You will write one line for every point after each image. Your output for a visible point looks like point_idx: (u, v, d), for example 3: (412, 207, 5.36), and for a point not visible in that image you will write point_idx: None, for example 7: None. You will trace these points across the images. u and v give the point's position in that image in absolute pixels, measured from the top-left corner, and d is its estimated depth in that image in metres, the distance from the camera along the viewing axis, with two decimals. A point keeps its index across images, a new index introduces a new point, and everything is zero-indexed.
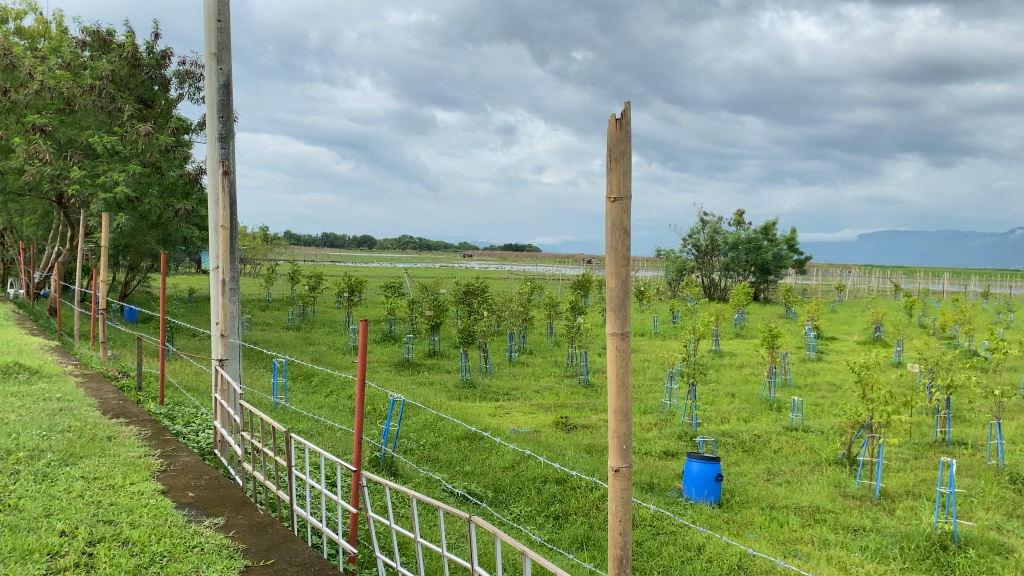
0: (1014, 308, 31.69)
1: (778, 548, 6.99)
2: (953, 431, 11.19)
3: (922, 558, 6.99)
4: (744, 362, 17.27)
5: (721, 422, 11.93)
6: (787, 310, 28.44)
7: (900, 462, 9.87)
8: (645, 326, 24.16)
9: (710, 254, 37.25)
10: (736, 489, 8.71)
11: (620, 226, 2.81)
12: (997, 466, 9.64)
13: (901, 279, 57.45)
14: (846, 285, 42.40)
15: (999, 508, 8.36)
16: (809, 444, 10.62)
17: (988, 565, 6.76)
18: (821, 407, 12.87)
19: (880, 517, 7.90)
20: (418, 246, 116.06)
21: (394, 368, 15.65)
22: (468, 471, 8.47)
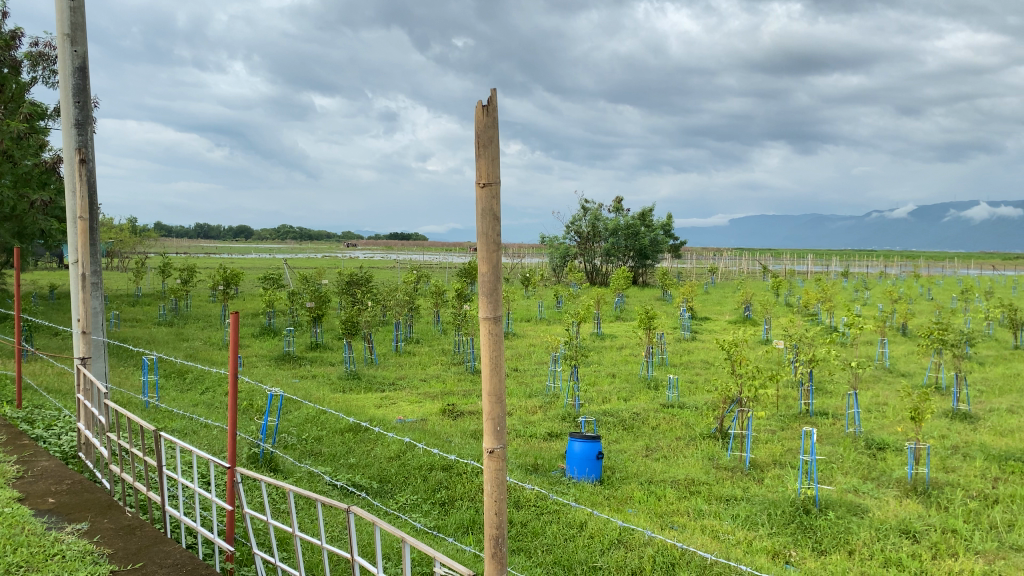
0: (870, 285, 33.92)
1: (656, 521, 7.26)
2: (816, 403, 11.91)
3: (787, 522, 7.42)
4: (625, 344, 17.78)
5: (602, 402, 12.25)
6: (665, 292, 29.44)
7: (768, 433, 10.44)
8: (530, 312, 24.44)
9: (591, 240, 37.94)
10: (617, 466, 8.98)
11: (490, 211, 2.85)
12: (855, 433, 10.33)
13: (769, 261, 60.50)
14: (719, 268, 44.27)
15: (856, 472, 8.97)
16: (684, 420, 11.07)
17: (845, 526, 7.27)
18: (696, 384, 13.42)
19: (751, 487, 8.33)
20: (298, 237, 112.91)
21: (274, 361, 15.24)
22: (352, 463, 8.36)
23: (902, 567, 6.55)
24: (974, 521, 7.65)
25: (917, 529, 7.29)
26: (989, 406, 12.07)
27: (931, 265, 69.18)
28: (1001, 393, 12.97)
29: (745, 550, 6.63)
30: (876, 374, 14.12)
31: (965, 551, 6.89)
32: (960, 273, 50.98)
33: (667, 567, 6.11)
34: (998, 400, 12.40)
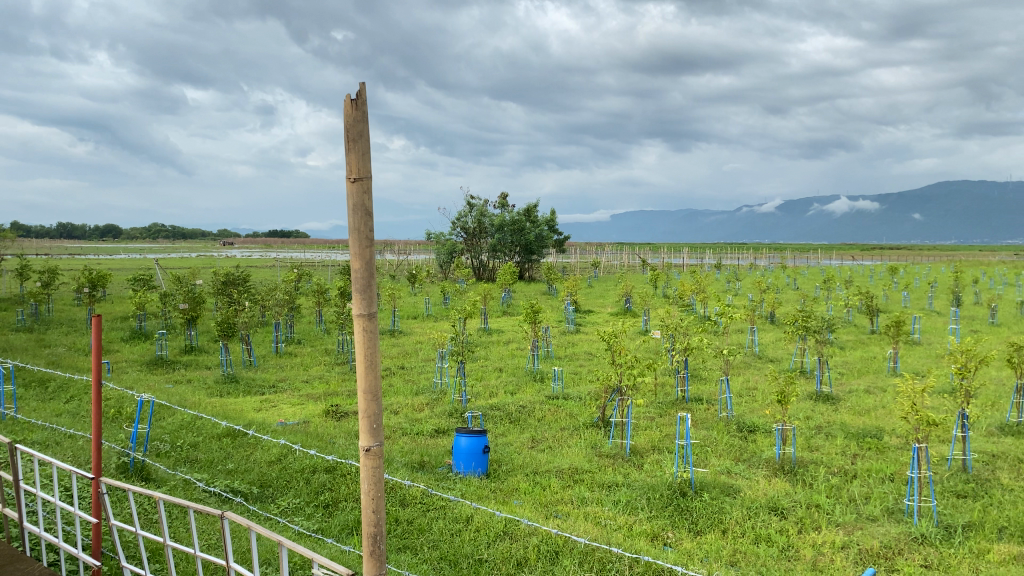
0: (742, 277, 35.56)
1: (541, 510, 7.39)
2: (692, 389, 12.39)
3: (665, 504, 7.70)
4: (511, 338, 17.97)
5: (489, 396, 12.35)
6: (549, 287, 29.90)
7: (648, 420, 10.79)
8: (416, 309, 24.29)
9: (477, 236, 37.86)
10: (502, 459, 9.07)
11: (362, 207, 2.81)
12: (728, 418, 10.82)
13: (648, 254, 62.45)
14: (602, 263, 45.37)
15: (729, 454, 9.41)
16: (569, 410, 11.30)
17: (718, 506, 7.62)
18: (579, 375, 13.73)
19: (631, 472, 8.60)
20: (170, 235, 108.04)
21: (145, 367, 14.55)
22: (231, 469, 8.10)
23: (771, 542, 6.93)
24: (835, 495, 8.18)
25: (785, 505, 7.73)
26: (848, 387, 12.92)
27: (796, 257, 73.08)
28: (858, 375, 13.90)
29: (626, 534, 6.84)
30: (747, 360, 14.84)
31: (827, 524, 7.36)
32: (823, 264, 54.11)
33: (551, 555, 6.22)
34: (856, 382, 13.29)
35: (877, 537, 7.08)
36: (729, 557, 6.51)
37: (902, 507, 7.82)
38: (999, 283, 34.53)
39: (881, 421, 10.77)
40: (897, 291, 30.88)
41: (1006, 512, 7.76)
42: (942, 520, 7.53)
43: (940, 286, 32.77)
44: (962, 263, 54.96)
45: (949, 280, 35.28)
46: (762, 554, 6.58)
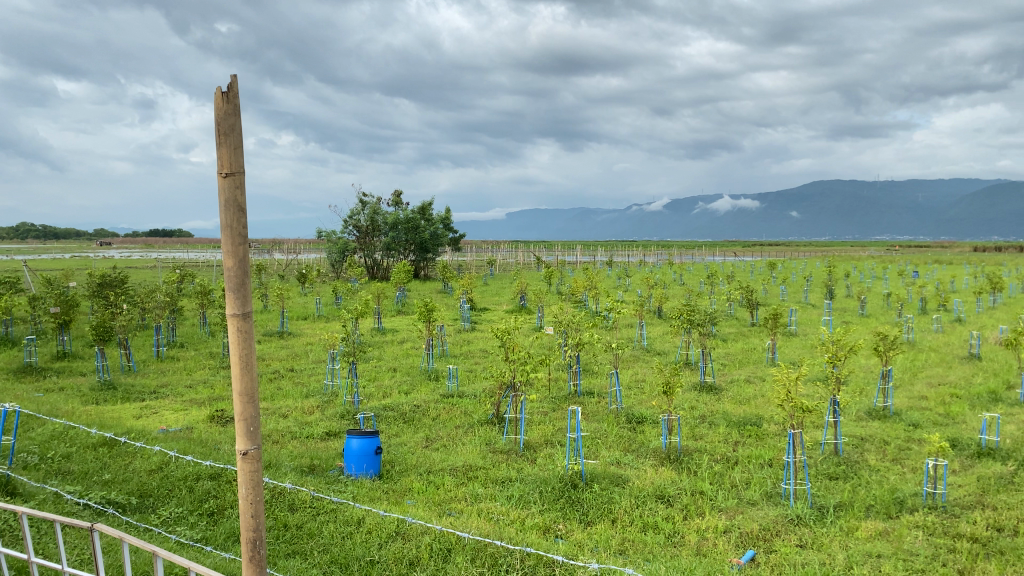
0: (632, 272, 36.51)
1: (434, 509, 7.37)
2: (584, 383, 12.62)
3: (557, 497, 7.82)
4: (405, 337, 17.82)
5: (382, 396, 12.22)
6: (444, 285, 29.82)
7: (541, 415, 10.93)
8: (307, 309, 23.76)
9: (371, 234, 37.23)
10: (395, 459, 8.98)
11: (234, 202, 2.74)
12: (617, 410, 11.08)
13: (541, 252, 63.27)
14: (497, 260, 45.65)
15: (619, 446, 9.63)
16: (463, 408, 11.31)
17: (608, 497, 7.80)
18: (474, 373, 13.77)
19: (524, 467, 8.69)
20: (41, 236, 101.84)
21: (12, 375, 13.66)
22: (107, 479, 7.71)
23: (658, 529, 7.15)
24: (718, 481, 8.50)
25: (671, 493, 7.99)
26: (730, 378, 13.45)
27: (683, 253, 75.58)
28: (740, 365, 14.50)
29: (518, 529, 6.91)
30: (636, 354, 15.23)
31: (710, 509, 7.64)
32: (707, 260, 56.16)
33: (443, 553, 6.21)
34: (737, 372, 13.86)
35: (756, 520, 7.40)
36: (618, 546, 6.67)
37: (779, 491, 8.21)
38: (867, 276, 36.76)
39: (760, 409, 11.28)
40: (775, 285, 32.41)
41: (872, 491, 8.27)
42: (816, 501, 7.94)
43: (814, 280, 34.59)
44: (835, 259, 58.27)
45: (823, 275, 37.27)
46: (650, 542, 6.77)
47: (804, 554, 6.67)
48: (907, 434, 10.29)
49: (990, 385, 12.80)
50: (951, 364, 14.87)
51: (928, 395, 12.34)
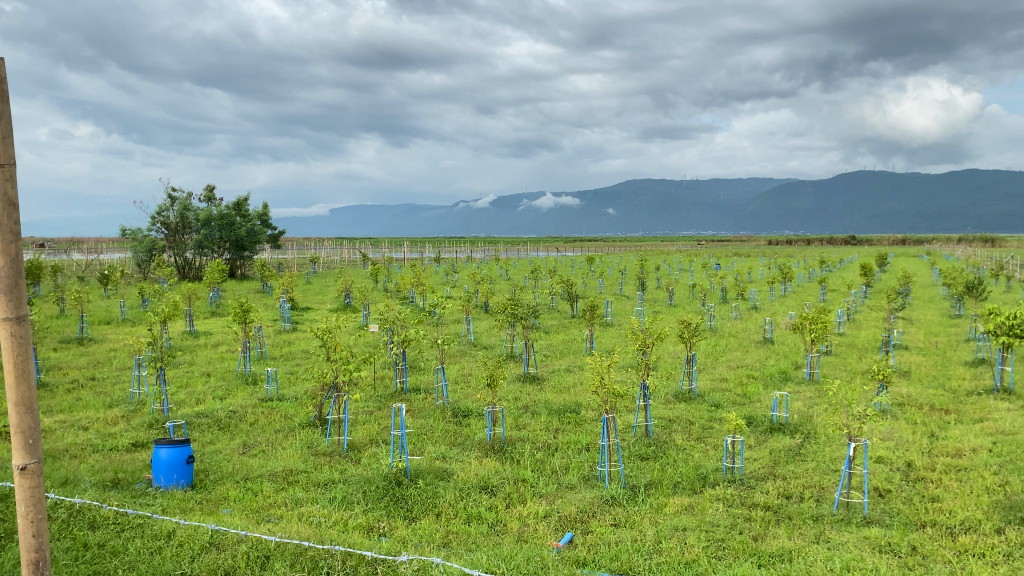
0: (458, 268, 36.85)
1: (252, 517, 7.12)
2: (409, 380, 12.59)
3: (381, 496, 7.76)
4: (221, 340, 17.01)
5: (195, 403, 11.60)
6: (264, 284, 28.73)
7: (365, 414, 10.81)
8: (110, 313, 22.11)
9: (181, 232, 35.14)
10: (210, 468, 8.57)
11: (4, 198, 2.56)
12: (443, 405, 11.15)
13: (366, 249, 62.29)
14: (320, 258, 44.59)
15: (443, 440, 9.71)
16: (283, 412, 10.97)
17: (432, 492, 7.85)
18: (295, 375, 13.37)
19: (347, 468, 8.56)
20: None
21: None
22: None
23: (482, 519, 7.28)
24: (539, 468, 8.78)
25: (494, 483, 8.17)
26: (552, 368, 13.91)
27: (507, 249, 77.16)
28: (561, 356, 15.01)
29: (340, 530, 6.81)
30: (461, 348, 15.39)
31: (531, 496, 7.88)
32: (529, 255, 57.67)
33: (261, 561, 6.03)
34: (559, 362, 14.36)
35: (575, 503, 7.71)
36: (442, 539, 6.74)
37: (595, 473, 8.60)
38: (676, 269, 39.18)
39: (578, 397, 11.75)
40: (594, 278, 33.80)
41: (680, 469, 8.85)
42: (629, 481, 8.39)
43: (629, 273, 36.43)
44: (649, 252, 61.53)
45: (638, 268, 39.33)
46: (472, 533, 6.89)
47: (618, 532, 7.03)
48: (710, 414, 11.10)
49: (781, 366, 14.05)
50: (748, 347, 16.17)
51: (728, 377, 13.36)
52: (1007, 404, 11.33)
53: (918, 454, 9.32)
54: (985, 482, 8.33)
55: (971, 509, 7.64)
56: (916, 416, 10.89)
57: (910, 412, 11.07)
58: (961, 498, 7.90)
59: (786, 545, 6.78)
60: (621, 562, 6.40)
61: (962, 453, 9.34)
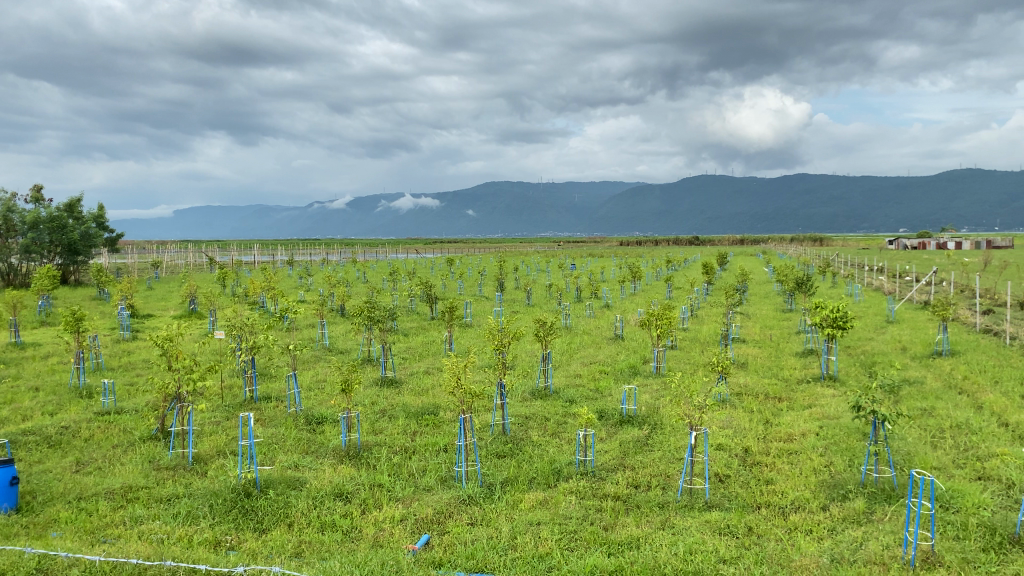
0: (313, 272, 36.01)
1: (86, 538, 6.68)
2: (260, 388, 12.17)
3: (229, 509, 7.47)
4: (51, 352, 15.82)
5: (21, 420, 10.73)
6: (100, 291, 26.92)
7: (212, 425, 10.36)
8: None
9: (5, 236, 32.25)
10: (37, 489, 7.96)
11: None
12: (296, 413, 10.86)
13: (214, 253, 59.62)
14: (163, 262, 42.30)
15: (296, 449, 9.46)
16: (121, 426, 10.34)
17: (284, 502, 7.63)
18: (135, 386, 12.63)
19: (193, 482, 8.18)
20: None
21: None
22: None
23: (336, 527, 7.16)
24: (396, 472, 8.72)
25: (349, 490, 8.04)
26: (410, 370, 13.84)
27: (364, 250, 76.08)
28: (419, 358, 14.97)
29: (183, 547, 6.51)
30: (316, 354, 15.04)
31: (387, 501, 7.82)
32: (387, 257, 57.18)
33: None
34: (417, 364, 14.31)
35: (431, 505, 7.72)
36: (293, 550, 6.57)
37: (452, 474, 8.63)
38: (533, 270, 39.94)
39: (436, 399, 11.78)
40: (452, 279, 33.94)
41: (534, 464, 9.03)
42: (486, 480, 8.48)
43: (488, 274, 36.81)
44: (505, 254, 62.30)
45: (496, 269, 39.84)
46: (326, 541, 6.76)
47: (474, 531, 7.09)
48: (564, 410, 11.40)
49: (630, 361, 14.61)
50: (601, 344, 16.72)
51: (582, 373, 13.76)
52: (832, 390, 12.29)
53: (755, 440, 9.95)
54: (812, 463, 9.01)
55: (801, 489, 8.24)
56: (752, 405, 11.61)
57: (747, 401, 11.78)
58: (792, 480, 8.50)
59: (634, 533, 7.07)
60: (476, 560, 6.46)
61: (793, 437, 10.05)
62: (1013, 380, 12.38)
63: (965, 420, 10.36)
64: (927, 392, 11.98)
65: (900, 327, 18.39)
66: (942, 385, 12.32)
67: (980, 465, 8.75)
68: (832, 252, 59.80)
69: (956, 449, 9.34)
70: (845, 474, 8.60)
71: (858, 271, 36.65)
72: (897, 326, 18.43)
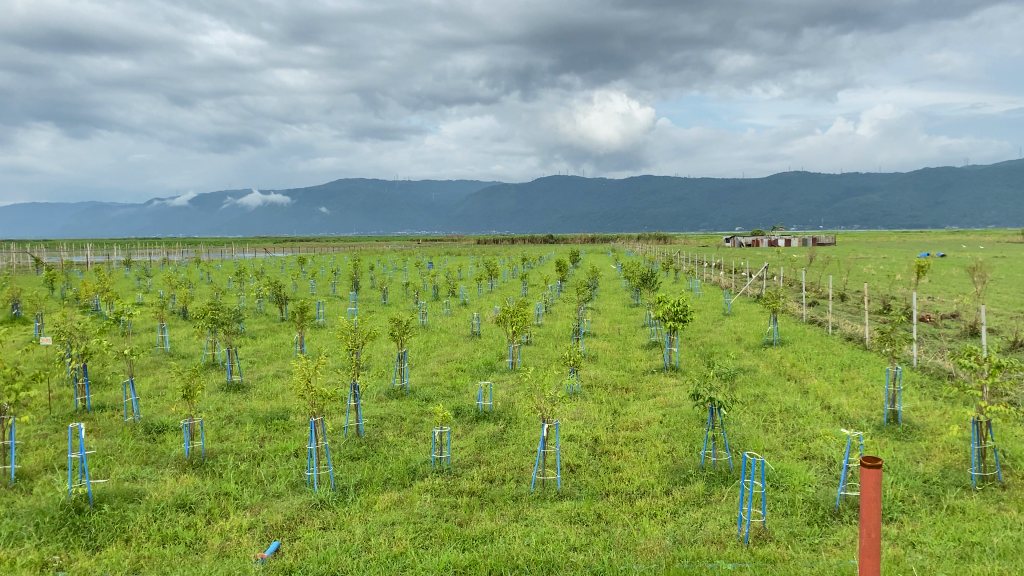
0: (155, 274, 34.17)
1: None
2: (93, 398, 11.42)
3: (57, 527, 6.98)
4: None
5: None
6: None
7: (39, 439, 9.63)
8: None
9: None
10: None
11: None
12: (134, 422, 10.28)
13: (39, 254, 55.06)
14: None
15: (134, 460, 8.95)
16: None
17: (120, 516, 7.22)
18: None
19: (17, 500, 7.58)
20: None
21: None
22: None
23: (178, 540, 6.84)
24: (243, 480, 8.42)
25: (193, 500, 7.70)
26: (259, 374, 13.39)
27: (211, 250, 72.95)
28: (268, 362, 14.51)
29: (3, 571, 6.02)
30: (156, 359, 14.28)
31: (234, 509, 7.55)
32: (234, 256, 55.09)
33: None
34: (265, 368, 13.87)
35: (281, 511, 7.52)
36: (130, 566, 6.24)
37: (304, 479, 8.44)
38: (389, 269, 39.62)
39: (286, 402, 11.46)
40: (304, 279, 33.12)
41: (389, 465, 8.97)
42: (339, 483, 8.35)
43: (342, 274, 36.25)
44: (358, 253, 61.42)
45: (350, 268, 39.32)
46: (167, 554, 6.46)
47: (326, 535, 6.97)
48: (420, 409, 11.39)
49: (486, 358, 14.77)
50: (457, 342, 16.81)
51: (438, 371, 13.80)
52: (674, 379, 12.95)
53: (604, 430, 10.33)
54: (657, 450, 9.45)
55: (646, 475, 8.63)
56: (602, 396, 12.04)
57: (597, 392, 12.20)
58: (638, 467, 8.88)
59: (488, 527, 7.17)
60: (329, 564, 6.36)
61: (639, 426, 10.50)
62: (834, 366, 13.46)
63: (793, 404, 11.18)
64: (760, 378, 12.87)
65: (736, 319, 19.58)
66: (773, 372, 13.25)
67: (806, 445, 9.47)
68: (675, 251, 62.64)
69: (785, 431, 10.07)
70: (687, 459, 9.08)
71: (699, 268, 38.67)
72: (733, 319, 19.62)
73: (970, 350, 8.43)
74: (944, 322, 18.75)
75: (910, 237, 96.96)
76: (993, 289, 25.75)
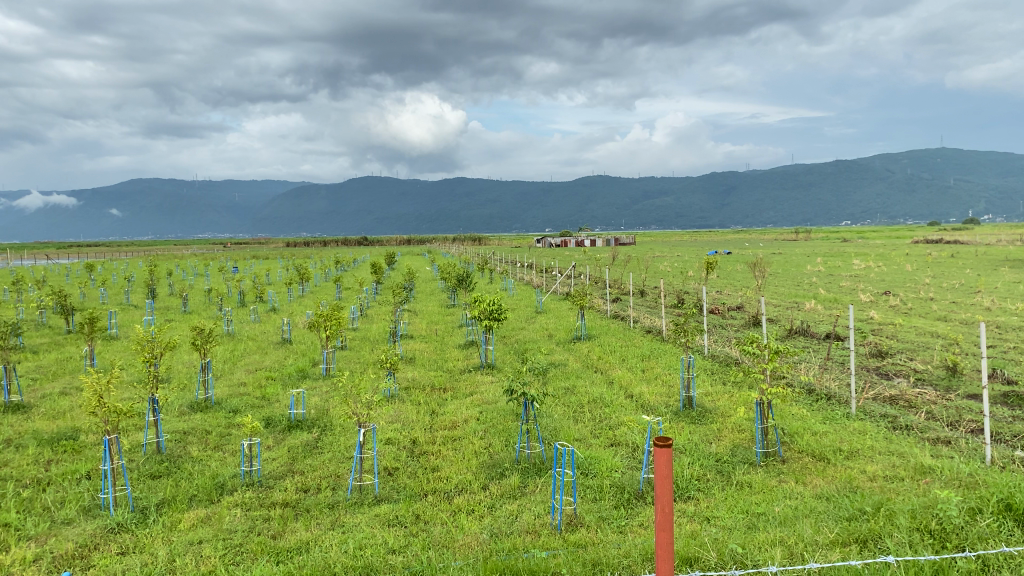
0: None
1: None
2: None
3: None
4: None
5: None
6: None
7: None
8: None
9: None
10: None
11: None
12: None
13: None
14: None
15: None
16: None
17: None
18: None
19: None
20: None
21: None
22: None
23: None
24: (26, 509, 7.67)
25: None
26: (42, 393, 12.21)
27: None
28: (52, 378, 13.27)
29: None
30: None
31: (16, 542, 6.87)
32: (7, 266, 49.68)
33: None
34: (49, 385, 12.67)
35: (72, 539, 6.93)
36: None
37: (98, 502, 7.81)
38: (189, 275, 37.42)
39: (75, 421, 10.57)
40: (93, 288, 30.49)
41: (194, 481, 8.51)
42: (137, 504, 7.81)
43: (137, 281, 33.88)
44: (155, 258, 57.38)
45: (146, 275, 36.81)
46: None
47: (125, 560, 6.52)
48: (227, 421, 10.89)
49: (299, 365, 14.36)
50: (266, 349, 16.21)
51: (246, 381, 13.22)
52: (489, 377, 13.23)
53: (421, 431, 10.36)
54: (473, 447, 9.61)
55: (463, 472, 8.76)
56: (419, 397, 12.07)
57: (413, 394, 12.22)
58: (455, 464, 9.00)
59: (303, 537, 6.98)
60: None
61: (456, 424, 10.62)
62: (635, 357, 14.28)
63: (600, 395, 11.76)
64: (570, 372, 13.43)
65: (547, 316, 20.26)
66: (581, 365, 13.87)
67: (612, 433, 9.98)
68: (489, 253, 63.35)
69: (593, 421, 10.57)
70: (502, 454, 9.31)
71: (512, 268, 39.58)
72: (544, 316, 20.29)
73: (752, 338, 9.23)
74: (730, 313, 20.41)
75: (701, 237, 104.18)
76: (772, 283, 28.37)
